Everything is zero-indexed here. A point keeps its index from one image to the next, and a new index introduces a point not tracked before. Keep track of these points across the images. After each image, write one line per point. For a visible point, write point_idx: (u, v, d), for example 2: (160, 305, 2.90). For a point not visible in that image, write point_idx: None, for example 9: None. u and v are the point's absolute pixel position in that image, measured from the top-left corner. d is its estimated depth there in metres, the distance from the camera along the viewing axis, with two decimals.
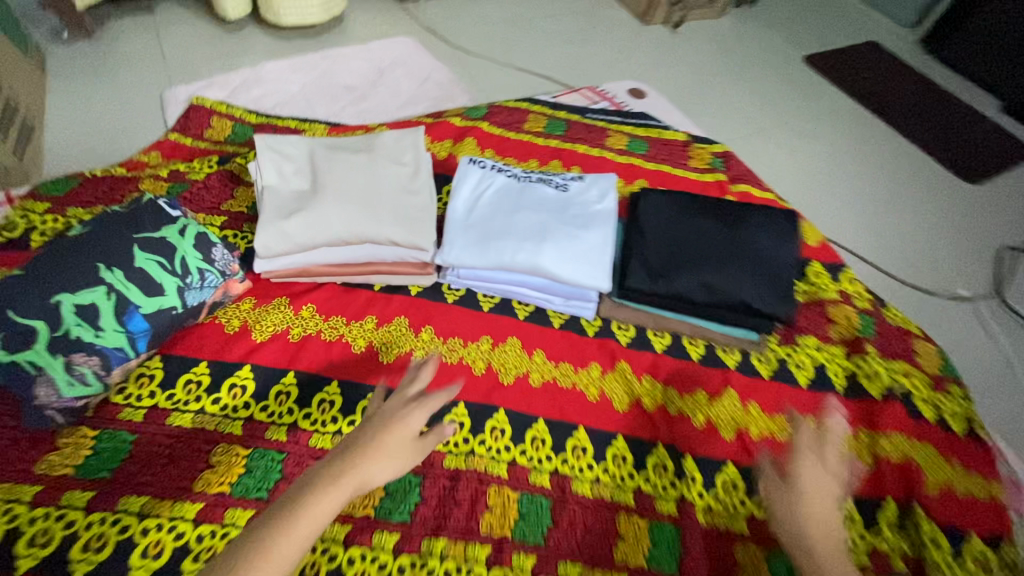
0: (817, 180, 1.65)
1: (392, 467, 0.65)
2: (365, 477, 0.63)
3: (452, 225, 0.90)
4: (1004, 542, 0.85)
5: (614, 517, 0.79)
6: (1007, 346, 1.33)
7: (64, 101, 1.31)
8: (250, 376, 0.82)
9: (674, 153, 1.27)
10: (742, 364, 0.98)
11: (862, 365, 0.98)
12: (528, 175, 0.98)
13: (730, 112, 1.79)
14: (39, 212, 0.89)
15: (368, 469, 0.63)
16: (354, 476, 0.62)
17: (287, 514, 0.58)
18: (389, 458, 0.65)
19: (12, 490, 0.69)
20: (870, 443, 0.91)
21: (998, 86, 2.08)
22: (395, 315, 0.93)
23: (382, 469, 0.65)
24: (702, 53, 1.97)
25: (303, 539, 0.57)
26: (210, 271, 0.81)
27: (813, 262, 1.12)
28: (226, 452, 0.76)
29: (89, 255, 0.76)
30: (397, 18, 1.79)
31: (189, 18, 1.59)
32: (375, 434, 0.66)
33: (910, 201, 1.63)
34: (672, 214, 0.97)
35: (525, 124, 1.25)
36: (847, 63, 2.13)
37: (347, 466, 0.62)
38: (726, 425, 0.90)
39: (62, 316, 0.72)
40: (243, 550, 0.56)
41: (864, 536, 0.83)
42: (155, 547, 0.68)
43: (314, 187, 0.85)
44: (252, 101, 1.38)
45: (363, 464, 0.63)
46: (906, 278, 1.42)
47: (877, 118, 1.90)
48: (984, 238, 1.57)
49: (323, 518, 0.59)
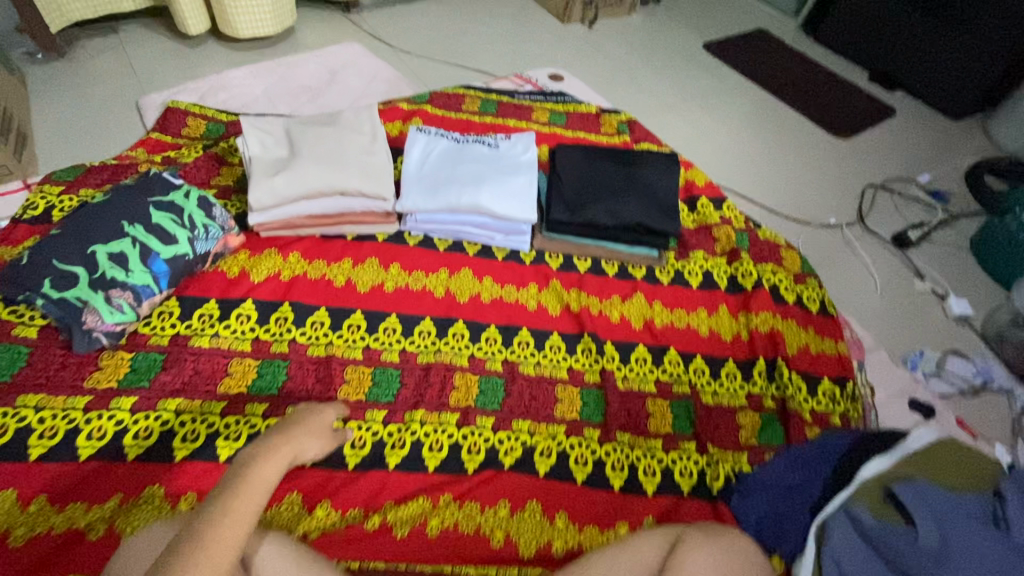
0: (717, 140, 1.94)
1: (315, 443, 0.80)
2: (297, 449, 0.76)
3: (407, 179, 1.12)
4: (847, 381, 1.12)
5: (553, 388, 1.03)
6: (867, 259, 1.65)
7: (48, 113, 1.47)
8: (252, 307, 1.01)
9: (588, 122, 1.53)
10: (648, 275, 1.24)
11: (738, 268, 1.26)
12: (465, 138, 1.22)
13: (641, 91, 2.08)
14: (56, 194, 1.07)
15: (295, 445, 0.76)
16: (286, 447, 0.75)
17: (235, 481, 0.66)
18: (315, 436, 0.80)
19: (66, 400, 0.86)
20: (747, 322, 1.18)
21: (863, 59, 2.43)
22: (367, 256, 1.13)
23: (310, 446, 0.79)
24: (614, 44, 2.27)
25: (256, 493, 0.66)
26: (213, 225, 1.01)
27: (702, 197, 1.40)
28: (240, 363, 0.95)
29: (113, 216, 0.95)
30: (343, 28, 2.01)
31: (153, 38, 1.77)
32: (295, 423, 0.80)
33: (791, 154, 1.95)
34: (582, 162, 1.23)
35: (462, 106, 1.49)
36: (741, 45, 2.46)
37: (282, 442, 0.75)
38: (635, 318, 1.16)
39: (98, 262, 0.91)
40: (203, 517, 0.62)
41: (743, 385, 1.10)
42: (192, 433, 0.87)
43: (291, 154, 1.06)
44: (221, 103, 1.57)
45: (296, 439, 0.77)
46: (788, 214, 1.73)
47: (765, 90, 2.23)
48: (851, 179, 1.91)
49: (269, 481, 0.69)
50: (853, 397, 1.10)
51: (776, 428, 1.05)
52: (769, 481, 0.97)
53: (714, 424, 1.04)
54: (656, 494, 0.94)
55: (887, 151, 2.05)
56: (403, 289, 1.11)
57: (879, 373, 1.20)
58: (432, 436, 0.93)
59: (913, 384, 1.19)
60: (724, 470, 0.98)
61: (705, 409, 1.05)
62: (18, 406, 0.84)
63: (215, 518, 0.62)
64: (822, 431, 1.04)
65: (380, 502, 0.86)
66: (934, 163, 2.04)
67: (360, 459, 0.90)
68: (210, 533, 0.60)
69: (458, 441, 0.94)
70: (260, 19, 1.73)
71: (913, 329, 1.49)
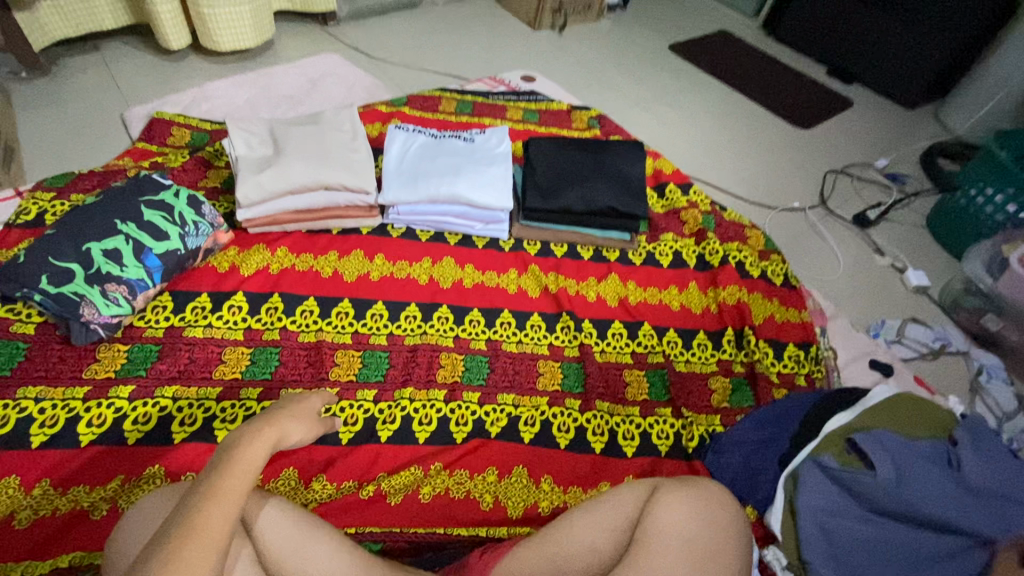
0: (686, 134, 2.04)
1: (300, 423, 0.74)
2: (283, 432, 0.70)
3: (388, 174, 1.18)
4: (811, 346, 1.19)
5: (535, 363, 1.08)
6: (830, 238, 1.74)
7: (34, 127, 1.51)
8: (243, 299, 1.05)
9: (559, 119, 1.61)
10: (621, 257, 1.30)
11: (705, 247, 1.33)
12: (442, 134, 1.28)
13: (611, 90, 2.17)
14: (47, 199, 1.11)
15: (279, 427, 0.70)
16: (270, 431, 0.68)
17: (215, 466, 0.59)
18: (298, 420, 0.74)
19: (65, 390, 0.89)
20: (716, 296, 1.25)
21: (819, 55, 2.56)
22: (352, 248, 1.18)
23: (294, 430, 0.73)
24: (583, 48, 2.36)
25: (244, 469, 0.60)
26: (202, 222, 1.06)
27: (669, 184, 1.48)
28: (233, 351, 0.99)
29: (106, 216, 0.99)
30: (321, 40, 2.08)
31: (135, 54, 1.82)
32: (274, 411, 0.74)
33: (756, 145, 2.05)
34: (554, 152, 1.30)
35: (439, 107, 1.56)
36: (705, 45, 2.57)
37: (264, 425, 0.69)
38: (611, 297, 1.22)
39: (93, 258, 0.95)
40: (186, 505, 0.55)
41: (714, 354, 1.16)
42: (189, 417, 0.90)
43: (276, 153, 1.11)
44: (204, 113, 1.62)
45: (278, 422, 0.71)
46: (754, 200, 1.82)
47: (730, 86, 2.34)
48: (813, 166, 2.01)
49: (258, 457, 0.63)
50: (816, 360, 1.17)
51: (746, 391, 1.12)
52: (741, 440, 1.02)
53: (688, 390, 1.10)
54: (635, 456, 1.00)
55: (846, 139, 2.16)
56: (388, 278, 1.16)
57: (841, 339, 1.28)
58: (421, 412, 0.98)
59: (873, 347, 1.27)
60: (698, 431, 1.05)
61: (679, 377, 1.11)
62: (18, 397, 0.87)
63: (199, 505, 0.55)
64: (788, 392, 1.11)
65: (374, 474, 0.91)
66: (890, 149, 2.15)
67: (353, 435, 0.94)
68: (194, 520, 0.54)
69: (446, 415, 0.99)
70: (240, 31, 1.79)
71: (875, 300, 1.57)
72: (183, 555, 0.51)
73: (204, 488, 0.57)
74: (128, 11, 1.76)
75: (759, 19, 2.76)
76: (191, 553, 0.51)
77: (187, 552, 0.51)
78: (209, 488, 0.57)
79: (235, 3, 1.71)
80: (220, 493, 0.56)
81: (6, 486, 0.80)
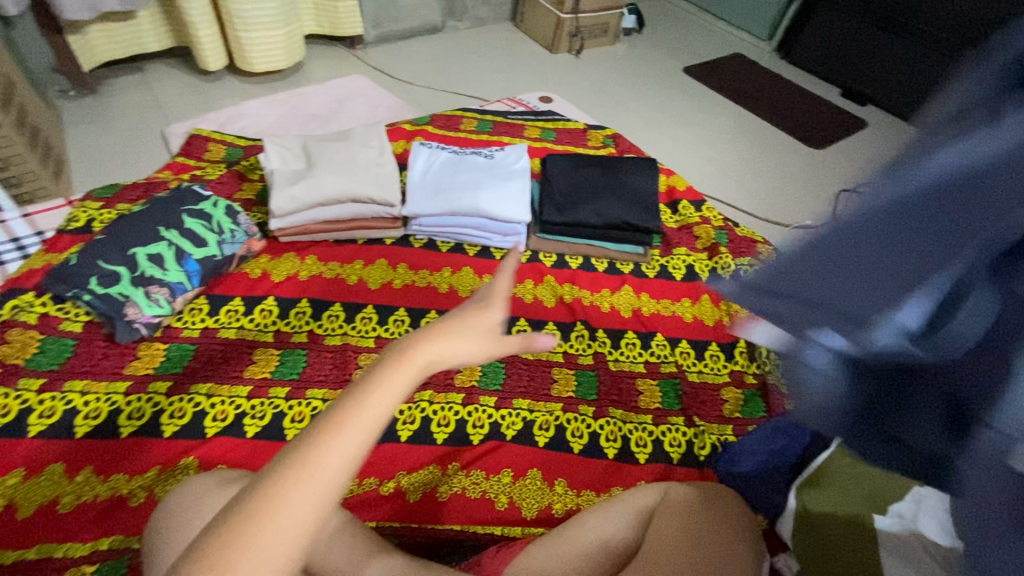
0: (699, 153, 2.08)
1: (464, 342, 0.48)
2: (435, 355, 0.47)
3: (412, 187, 1.24)
4: None
5: (550, 370, 1.12)
6: None
7: (81, 143, 1.62)
8: (274, 303, 1.11)
9: (576, 137, 1.67)
10: (635, 270, 1.34)
11: (718, 261, 1.36)
12: (463, 151, 1.34)
13: (626, 111, 2.23)
14: (96, 208, 1.19)
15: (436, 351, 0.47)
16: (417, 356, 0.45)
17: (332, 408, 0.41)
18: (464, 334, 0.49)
19: (108, 385, 0.94)
20: (728, 309, 1.28)
21: (832, 76, 2.59)
22: (377, 257, 1.24)
23: (458, 348, 0.48)
24: (600, 70, 2.44)
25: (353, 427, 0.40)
26: (238, 231, 1.12)
27: (683, 200, 1.52)
28: (264, 352, 1.04)
29: (151, 223, 1.06)
30: (348, 62, 2.18)
31: (175, 75, 1.93)
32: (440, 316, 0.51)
33: (769, 164, 2.09)
34: (571, 168, 1.35)
35: (460, 125, 1.63)
36: (719, 68, 2.63)
37: (413, 342, 0.46)
38: (624, 307, 1.25)
39: (138, 262, 1.02)
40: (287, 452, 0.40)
41: (727, 365, 1.18)
42: (222, 414, 0.95)
43: (308, 166, 1.18)
44: (239, 130, 1.71)
45: (433, 340, 0.47)
46: (768, 217, 1.85)
47: (743, 107, 2.38)
48: (827, 185, 2.03)
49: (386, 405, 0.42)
50: None
51: (758, 402, 1.13)
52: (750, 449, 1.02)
53: (700, 400, 1.12)
54: (647, 462, 1.02)
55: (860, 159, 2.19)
56: (410, 286, 1.21)
57: None
58: (440, 413, 1.02)
59: None
60: (710, 440, 1.06)
61: (691, 387, 1.14)
62: (65, 390, 0.93)
63: (297, 464, 0.39)
64: None
65: (394, 471, 0.95)
66: None
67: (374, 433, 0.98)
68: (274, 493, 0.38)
69: (464, 417, 1.02)
70: (273, 53, 1.89)
71: None
72: (256, 534, 0.37)
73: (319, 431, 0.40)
74: (171, 35, 1.87)
75: (773, 43, 2.82)
76: (268, 533, 0.37)
77: (253, 550, 0.36)
78: (321, 437, 0.39)
79: (271, 28, 1.82)
80: (319, 465, 0.39)
81: (52, 472, 0.85)
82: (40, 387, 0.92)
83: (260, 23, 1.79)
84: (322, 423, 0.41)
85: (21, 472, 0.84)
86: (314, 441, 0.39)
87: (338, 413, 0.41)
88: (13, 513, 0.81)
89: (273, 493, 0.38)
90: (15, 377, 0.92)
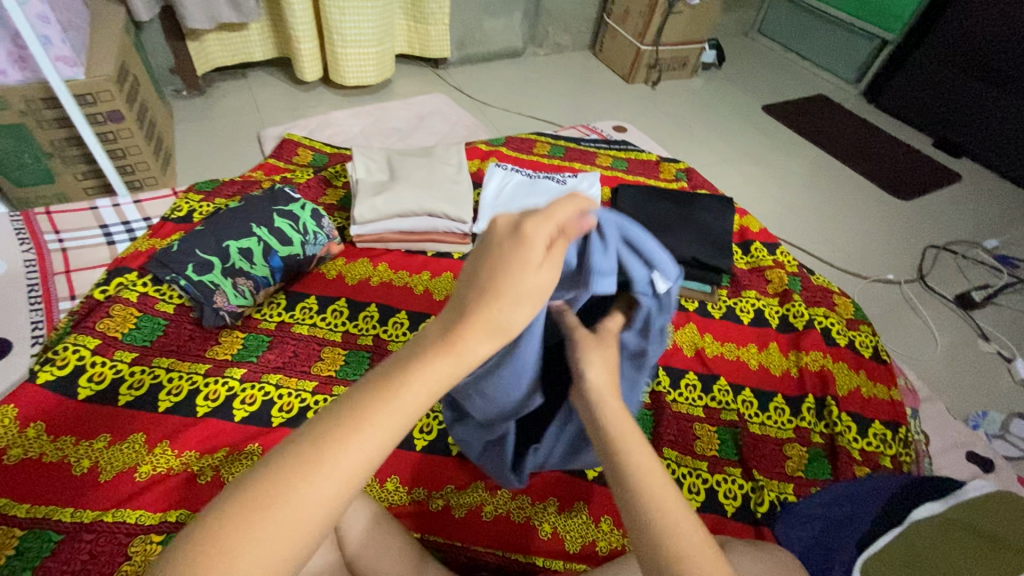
0: (774, 194, 2.02)
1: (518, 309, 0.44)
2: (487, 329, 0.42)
3: (485, 207, 1.27)
4: (901, 426, 1.13)
5: None
6: (927, 315, 1.64)
7: (188, 138, 1.77)
8: (345, 305, 1.16)
9: (648, 169, 1.66)
10: (699, 308, 1.30)
11: (790, 308, 1.31)
12: (537, 175, 1.36)
13: (700, 146, 2.20)
14: (197, 200, 1.29)
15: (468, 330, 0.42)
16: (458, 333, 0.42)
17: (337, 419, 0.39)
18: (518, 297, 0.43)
19: (192, 365, 1.01)
20: (797, 360, 1.22)
21: (925, 125, 2.46)
22: (444, 271, 1.27)
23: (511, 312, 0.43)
24: (675, 104, 2.42)
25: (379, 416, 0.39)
26: (321, 233, 1.19)
27: (755, 242, 1.48)
28: (331, 351, 1.09)
29: (245, 218, 1.14)
30: (431, 81, 2.28)
31: (274, 83, 2.08)
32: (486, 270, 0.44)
33: (849, 212, 1.99)
34: (643, 200, 1.34)
35: (534, 149, 1.66)
36: (800, 108, 2.55)
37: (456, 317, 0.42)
38: (687, 345, 1.22)
39: (230, 254, 1.09)
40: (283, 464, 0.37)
41: (791, 420, 1.13)
42: (288, 406, 0.99)
43: (391, 179, 1.24)
44: (326, 138, 1.82)
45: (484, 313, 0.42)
46: (844, 266, 1.76)
47: (824, 151, 2.29)
48: (912, 239, 1.91)
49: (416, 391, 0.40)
50: (905, 443, 1.10)
51: (824, 464, 1.06)
52: (813, 513, 0.98)
53: (760, 453, 1.06)
54: (698, 511, 0.98)
55: (952, 214, 2.05)
56: None
57: (934, 424, 1.20)
58: None
59: (970, 438, 1.18)
60: (770, 496, 1.00)
61: (752, 438, 1.08)
62: (154, 365, 1.00)
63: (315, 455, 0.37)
64: (871, 471, 1.04)
65: (441, 486, 0.96)
66: (1003, 230, 2.01)
67: (427, 443, 0.99)
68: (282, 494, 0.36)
69: None
70: (364, 68, 2.01)
71: (979, 389, 1.45)
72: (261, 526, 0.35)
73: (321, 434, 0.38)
74: (275, 46, 2.03)
75: (861, 86, 2.71)
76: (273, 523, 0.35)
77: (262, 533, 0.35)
78: (326, 438, 0.38)
79: (365, 46, 1.94)
80: (348, 446, 0.38)
81: (133, 441, 0.90)
82: (132, 360, 0.99)
83: (356, 41, 1.91)
84: (346, 416, 0.39)
85: (106, 437, 0.90)
86: (323, 436, 0.38)
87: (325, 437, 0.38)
88: (95, 475, 0.86)
89: (300, 473, 0.37)
90: (113, 349, 1.00)
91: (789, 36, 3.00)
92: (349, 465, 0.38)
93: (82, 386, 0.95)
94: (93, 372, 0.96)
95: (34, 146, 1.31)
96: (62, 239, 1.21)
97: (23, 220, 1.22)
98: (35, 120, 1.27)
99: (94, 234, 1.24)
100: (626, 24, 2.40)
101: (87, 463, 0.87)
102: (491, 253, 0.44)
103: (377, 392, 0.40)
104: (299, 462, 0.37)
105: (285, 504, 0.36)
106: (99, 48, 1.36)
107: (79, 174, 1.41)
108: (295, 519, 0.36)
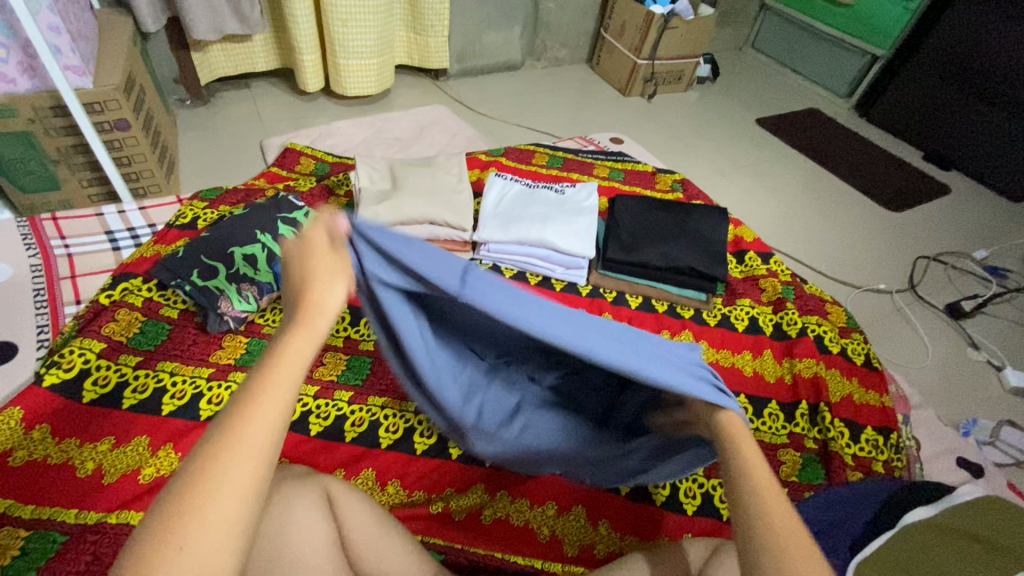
0: (767, 205, 2.06)
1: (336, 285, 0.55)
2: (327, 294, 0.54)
3: (485, 216, 1.30)
4: (892, 431, 1.15)
5: None
6: (918, 324, 1.67)
7: (191, 147, 1.80)
8: (348, 311, 1.18)
9: (644, 179, 1.69)
10: (695, 316, 1.32)
11: (783, 316, 1.34)
12: (535, 185, 1.39)
13: (695, 157, 2.24)
14: (201, 207, 1.31)
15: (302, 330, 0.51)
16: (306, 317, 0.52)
17: (229, 425, 0.43)
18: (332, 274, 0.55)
19: (195, 369, 1.02)
20: (790, 367, 1.24)
21: (915, 139, 2.51)
22: None
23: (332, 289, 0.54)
24: (671, 116, 2.47)
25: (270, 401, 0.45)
26: None
27: (749, 251, 1.51)
28: (333, 355, 1.10)
29: (250, 225, 1.16)
30: (431, 92, 2.32)
31: (276, 93, 2.11)
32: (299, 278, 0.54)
33: (841, 222, 2.03)
34: (639, 209, 1.37)
35: (533, 159, 1.70)
36: (793, 121, 2.60)
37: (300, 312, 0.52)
38: None
39: (235, 260, 1.11)
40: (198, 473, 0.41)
41: (785, 425, 1.15)
42: (290, 410, 1.01)
43: (393, 188, 1.26)
44: (328, 147, 1.85)
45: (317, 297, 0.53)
46: (837, 275, 1.80)
47: (816, 163, 2.34)
48: (903, 250, 1.95)
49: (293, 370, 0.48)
50: (897, 448, 1.12)
51: (817, 468, 1.09)
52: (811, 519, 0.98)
53: None
54: (695, 515, 0.99)
55: (942, 226, 2.09)
56: None
57: (925, 430, 1.23)
58: None
59: (961, 444, 1.20)
60: None
61: None
62: (158, 369, 1.01)
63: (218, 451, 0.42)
64: (864, 476, 1.07)
65: (441, 488, 0.97)
66: (991, 241, 2.06)
67: (426, 447, 1.01)
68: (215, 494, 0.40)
69: None
70: (366, 79, 2.04)
71: (968, 396, 1.48)
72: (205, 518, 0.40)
73: (224, 439, 0.43)
74: (279, 57, 2.06)
75: (852, 100, 2.76)
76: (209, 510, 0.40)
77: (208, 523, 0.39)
78: (231, 436, 0.43)
79: (366, 57, 1.98)
80: (222, 457, 0.42)
81: (138, 443, 0.92)
82: (136, 364, 1.01)
83: (358, 52, 1.95)
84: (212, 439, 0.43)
85: (110, 440, 0.91)
86: (225, 436, 0.43)
87: (226, 438, 0.43)
88: (100, 477, 0.87)
89: (188, 494, 0.40)
90: (118, 352, 1.01)
91: (782, 51, 3.06)
92: (237, 466, 0.42)
93: (87, 389, 0.96)
94: (98, 375, 0.98)
95: (41, 153, 1.34)
96: (68, 245, 1.23)
97: (29, 225, 1.23)
98: (43, 127, 1.29)
99: (100, 240, 1.25)
100: (623, 39, 2.45)
101: (91, 465, 0.88)
102: (295, 299, 0.53)
103: (251, 398, 0.45)
104: (188, 494, 0.40)
105: (211, 501, 0.40)
106: (107, 58, 1.39)
107: (85, 181, 1.43)
108: (227, 503, 0.41)
